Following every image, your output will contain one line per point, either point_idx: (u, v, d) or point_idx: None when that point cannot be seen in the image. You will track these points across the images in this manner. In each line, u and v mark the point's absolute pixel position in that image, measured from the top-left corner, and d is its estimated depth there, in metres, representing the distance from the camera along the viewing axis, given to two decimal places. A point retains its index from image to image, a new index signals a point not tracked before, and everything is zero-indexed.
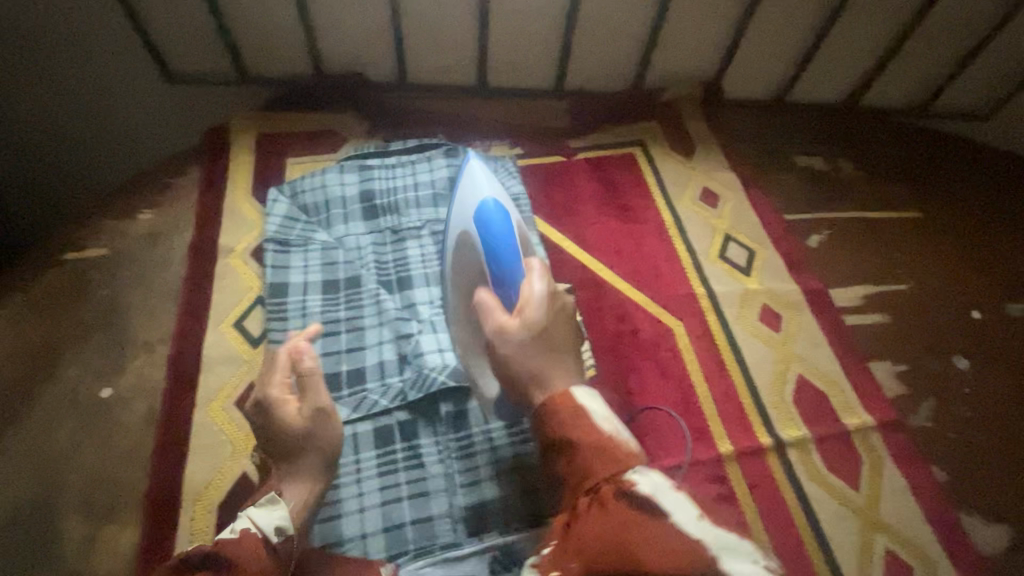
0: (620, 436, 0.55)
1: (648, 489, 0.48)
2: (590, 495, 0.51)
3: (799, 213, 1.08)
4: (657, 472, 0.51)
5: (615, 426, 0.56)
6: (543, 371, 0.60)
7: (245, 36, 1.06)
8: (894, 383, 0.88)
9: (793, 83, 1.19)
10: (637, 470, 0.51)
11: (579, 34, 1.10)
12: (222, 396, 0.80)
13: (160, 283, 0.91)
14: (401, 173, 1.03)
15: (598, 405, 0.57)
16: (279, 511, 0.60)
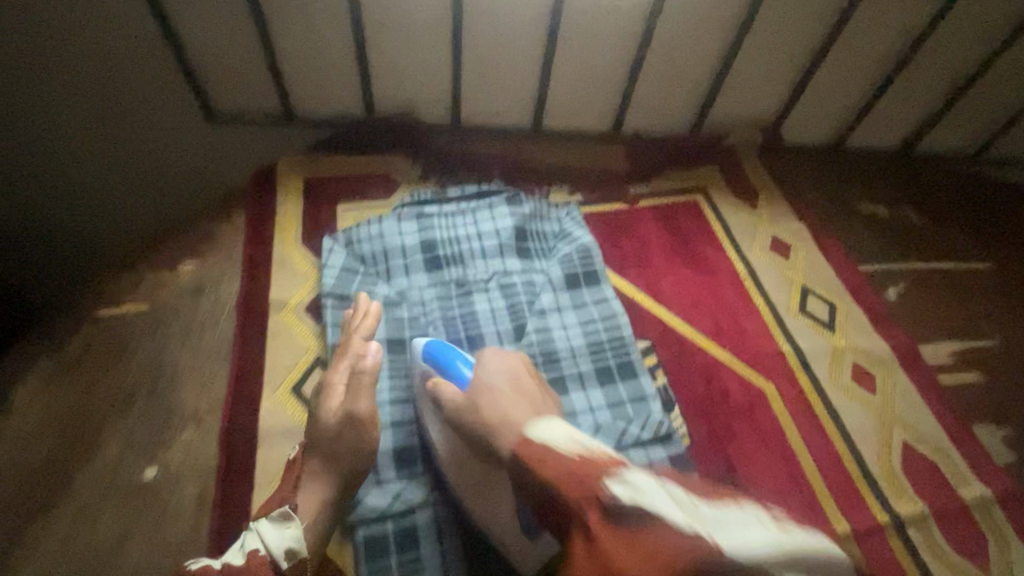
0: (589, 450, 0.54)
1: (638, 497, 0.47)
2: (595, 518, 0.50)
3: (873, 264, 1.04)
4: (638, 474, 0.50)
5: (580, 443, 0.55)
6: (505, 411, 0.63)
7: (296, 77, 1.01)
8: (1003, 450, 0.83)
9: (850, 131, 1.17)
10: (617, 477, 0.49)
11: (643, 79, 1.06)
12: (284, 474, 0.72)
13: (206, 342, 0.83)
14: (462, 222, 0.97)
15: (557, 432, 0.57)
16: (290, 531, 0.63)
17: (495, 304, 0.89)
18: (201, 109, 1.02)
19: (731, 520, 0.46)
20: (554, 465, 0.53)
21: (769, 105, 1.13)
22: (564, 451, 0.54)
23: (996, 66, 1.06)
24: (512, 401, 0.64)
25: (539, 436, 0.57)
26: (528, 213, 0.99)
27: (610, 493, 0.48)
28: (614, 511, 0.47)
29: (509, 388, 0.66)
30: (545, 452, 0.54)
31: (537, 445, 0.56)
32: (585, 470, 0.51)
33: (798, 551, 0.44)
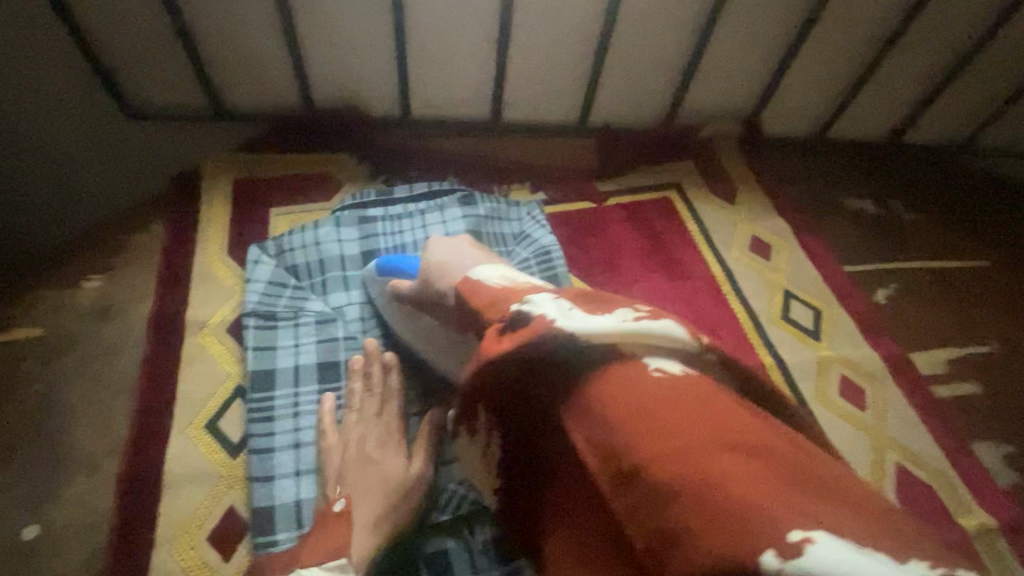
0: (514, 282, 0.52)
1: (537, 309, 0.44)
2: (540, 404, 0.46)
3: (860, 265, 0.96)
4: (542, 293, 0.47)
5: (506, 278, 0.54)
6: (446, 268, 0.61)
7: (220, 66, 0.90)
8: (1005, 470, 0.76)
9: (834, 120, 1.09)
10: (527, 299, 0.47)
11: (609, 66, 0.97)
12: (192, 528, 0.62)
13: (111, 373, 0.73)
14: (409, 227, 0.87)
15: (490, 271, 0.56)
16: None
17: None
18: (114, 101, 0.90)
19: (601, 314, 0.43)
20: (481, 292, 0.53)
21: (748, 93, 1.04)
22: (491, 283, 0.53)
23: (987, 48, 0.98)
24: (448, 257, 0.63)
25: (475, 274, 0.56)
26: (483, 215, 0.89)
27: (512, 313, 0.46)
28: (513, 322, 0.45)
29: (451, 251, 0.63)
30: (475, 283, 0.54)
31: (472, 279, 0.55)
32: (506, 294, 0.50)
33: (648, 336, 0.41)
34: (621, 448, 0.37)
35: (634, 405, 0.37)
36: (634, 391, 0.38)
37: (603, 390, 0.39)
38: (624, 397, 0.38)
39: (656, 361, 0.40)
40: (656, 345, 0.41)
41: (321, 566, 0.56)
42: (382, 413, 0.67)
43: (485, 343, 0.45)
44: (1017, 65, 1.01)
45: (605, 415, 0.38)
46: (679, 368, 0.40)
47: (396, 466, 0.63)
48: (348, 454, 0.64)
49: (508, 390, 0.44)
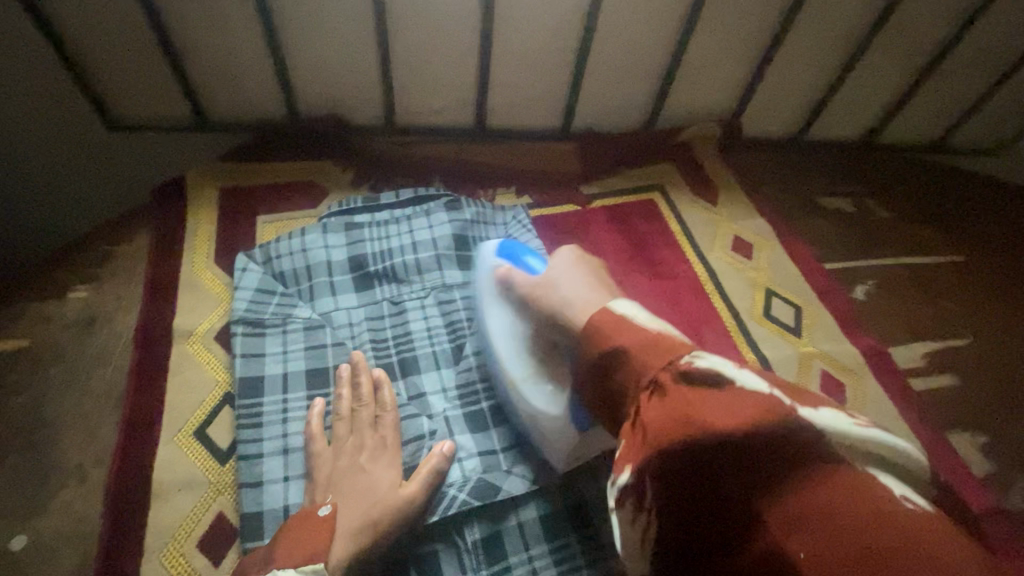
0: (668, 330, 0.50)
1: (710, 367, 0.44)
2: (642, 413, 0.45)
3: (838, 262, 0.98)
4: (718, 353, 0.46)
5: (661, 325, 0.51)
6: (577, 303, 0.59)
7: (206, 77, 0.91)
8: (980, 459, 0.78)
9: (810, 122, 1.11)
10: (697, 353, 0.46)
11: (590, 72, 0.99)
12: (181, 535, 0.63)
13: (97, 383, 0.73)
14: (396, 232, 0.88)
15: (637, 310, 0.53)
16: None
17: (432, 321, 0.81)
18: (96, 115, 0.91)
19: (828, 413, 0.40)
20: (633, 332, 0.49)
21: (726, 97, 1.06)
22: (645, 323, 0.50)
23: (959, 49, 1.01)
24: (579, 278, 0.63)
25: (621, 310, 0.52)
26: (468, 219, 0.90)
27: (692, 365, 0.44)
28: (704, 378, 0.43)
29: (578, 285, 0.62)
30: (623, 320, 0.51)
31: (616, 313, 0.52)
32: (662, 342, 0.47)
33: (871, 446, 0.39)
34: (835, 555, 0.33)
35: (864, 515, 0.34)
36: (852, 502, 0.35)
37: (809, 489, 0.36)
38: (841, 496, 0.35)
39: (878, 474, 0.37)
40: (880, 457, 0.38)
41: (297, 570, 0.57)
42: (376, 425, 0.69)
43: (666, 400, 0.43)
44: (983, 67, 1.04)
45: (816, 522, 0.34)
46: (921, 499, 0.37)
47: (387, 479, 0.64)
48: (339, 463, 0.65)
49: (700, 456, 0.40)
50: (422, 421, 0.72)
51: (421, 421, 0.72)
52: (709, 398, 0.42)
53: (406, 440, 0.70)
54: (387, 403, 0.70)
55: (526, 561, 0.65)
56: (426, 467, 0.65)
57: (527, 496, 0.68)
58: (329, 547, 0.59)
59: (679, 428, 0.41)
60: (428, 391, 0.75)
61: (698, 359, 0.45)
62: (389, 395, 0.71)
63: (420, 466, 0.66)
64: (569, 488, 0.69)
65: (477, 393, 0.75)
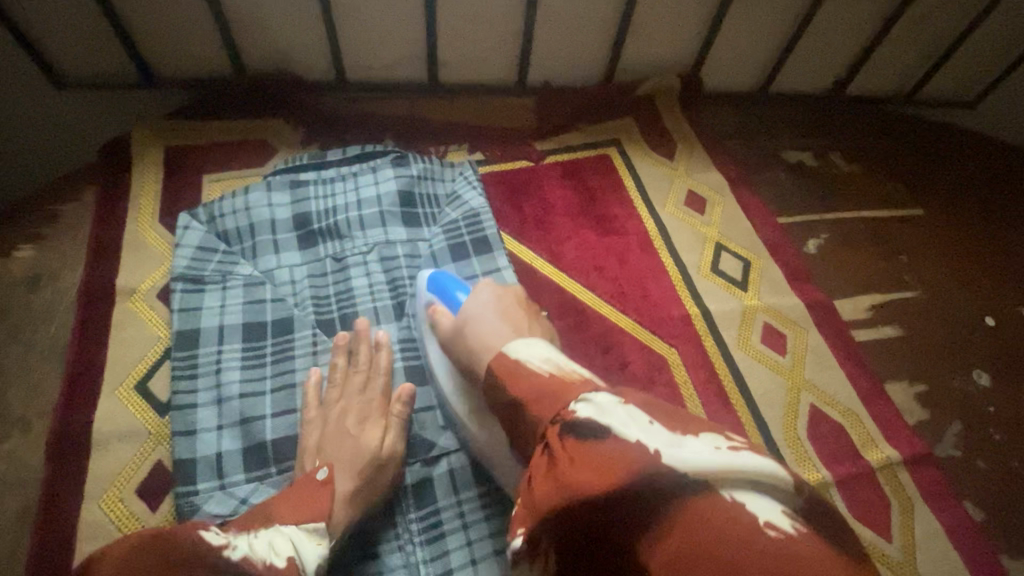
0: (563, 370, 0.53)
1: (592, 413, 0.46)
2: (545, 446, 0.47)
3: (794, 215, 0.97)
4: (602, 394, 0.48)
5: (556, 363, 0.54)
6: (488, 339, 0.61)
7: (144, 31, 0.89)
8: (915, 409, 0.79)
9: (774, 75, 1.08)
10: (582, 398, 0.48)
11: (541, 22, 0.95)
12: (120, 483, 0.65)
13: (41, 338, 0.74)
14: (342, 189, 0.87)
15: (536, 350, 0.56)
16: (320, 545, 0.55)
17: (374, 278, 0.81)
18: (43, 73, 0.88)
19: (688, 441, 0.43)
20: (527, 381, 0.53)
21: (686, 48, 1.03)
22: (536, 368, 0.53)
23: None
24: (495, 322, 0.62)
25: (515, 352, 0.56)
26: (415, 175, 0.89)
27: (573, 413, 0.47)
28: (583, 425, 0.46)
29: (494, 323, 0.62)
30: (517, 366, 0.54)
31: (511, 358, 0.56)
32: (559, 388, 0.51)
33: (749, 473, 0.40)
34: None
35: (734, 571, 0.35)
36: (712, 528, 0.37)
37: (688, 544, 0.37)
38: (714, 552, 0.36)
39: (749, 497, 0.39)
40: (761, 484, 0.39)
41: (298, 525, 0.55)
42: (366, 388, 0.69)
43: (545, 468, 0.45)
44: (953, 12, 1.00)
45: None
46: (784, 517, 0.38)
47: (372, 440, 0.65)
48: (326, 429, 0.66)
49: (577, 509, 0.41)
50: None
51: None
52: (594, 453, 0.43)
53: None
54: (381, 366, 0.71)
55: (455, 504, 0.67)
56: (397, 417, 0.68)
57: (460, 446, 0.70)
58: (330, 508, 0.58)
59: (557, 491, 0.43)
60: None
61: (583, 405, 0.47)
62: (385, 358, 0.72)
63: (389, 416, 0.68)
64: None
65: (416, 347, 0.76)
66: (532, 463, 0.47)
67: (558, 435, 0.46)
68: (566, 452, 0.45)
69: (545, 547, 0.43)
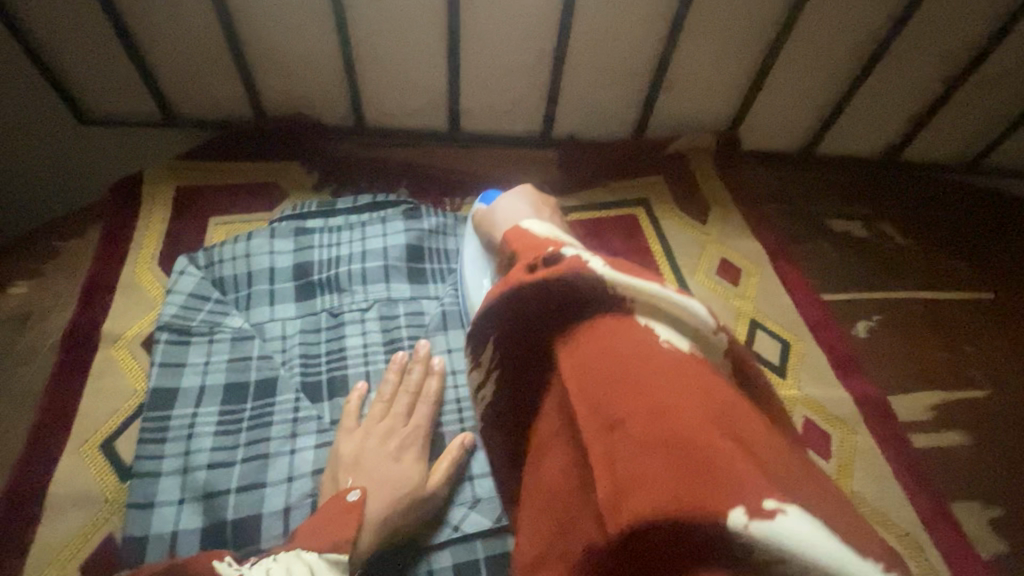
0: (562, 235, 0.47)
1: (570, 250, 0.42)
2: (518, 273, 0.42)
3: (841, 293, 0.87)
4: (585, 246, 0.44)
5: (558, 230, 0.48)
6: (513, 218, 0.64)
7: (167, 72, 0.88)
8: (989, 537, 0.66)
9: (820, 137, 1.00)
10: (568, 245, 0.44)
11: (570, 74, 0.91)
12: (66, 556, 0.59)
13: (15, 384, 0.70)
14: (347, 239, 0.83)
15: (545, 224, 0.50)
16: None
17: (371, 337, 0.75)
18: (65, 106, 0.88)
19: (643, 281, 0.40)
20: (528, 232, 0.47)
21: (724, 105, 0.97)
22: (538, 229, 0.47)
23: (992, 59, 0.89)
24: (518, 208, 0.66)
25: (527, 224, 0.49)
26: (426, 230, 0.85)
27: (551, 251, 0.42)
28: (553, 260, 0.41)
29: (521, 209, 0.65)
30: (523, 225, 0.48)
31: (521, 224, 0.49)
32: (551, 240, 0.45)
33: (676, 312, 0.40)
34: (603, 401, 0.36)
35: (619, 359, 0.37)
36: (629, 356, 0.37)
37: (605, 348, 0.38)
38: (617, 356, 0.37)
39: (660, 328, 0.39)
40: (681, 324, 0.39)
41: (321, 554, 0.50)
42: (410, 417, 0.66)
43: (512, 277, 0.42)
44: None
45: (597, 362, 0.37)
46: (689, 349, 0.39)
47: (413, 472, 0.61)
48: (367, 447, 0.61)
49: (541, 303, 0.40)
50: None
51: None
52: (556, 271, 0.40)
53: (302, 473, 0.63)
54: (430, 395, 0.68)
55: None
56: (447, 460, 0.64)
57: (443, 546, 0.61)
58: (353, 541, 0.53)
59: (509, 287, 0.41)
60: None
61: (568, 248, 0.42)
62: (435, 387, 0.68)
63: (440, 459, 0.64)
64: (492, 540, 0.62)
65: None
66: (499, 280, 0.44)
67: (531, 260, 0.42)
68: (531, 271, 0.41)
69: (489, 353, 0.44)
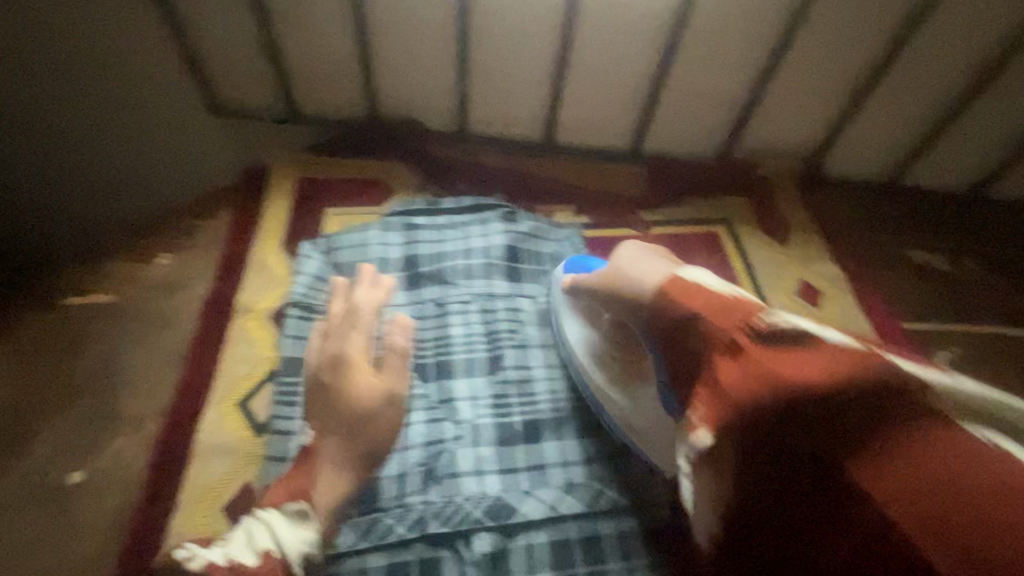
0: (744, 294, 0.54)
1: (785, 322, 0.49)
2: (731, 348, 0.49)
3: (922, 322, 0.91)
4: (788, 313, 0.51)
5: (735, 290, 0.55)
6: (645, 269, 0.62)
7: (298, 73, 0.97)
8: None
9: (905, 168, 1.02)
10: (769, 312, 0.51)
11: (666, 95, 0.96)
12: (210, 497, 0.67)
13: (164, 343, 0.79)
14: (452, 236, 0.90)
15: (713, 281, 0.57)
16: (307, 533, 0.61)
17: (473, 328, 0.81)
18: (201, 96, 0.98)
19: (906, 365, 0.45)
20: (708, 297, 0.54)
21: (812, 132, 1.00)
22: (715, 287, 0.55)
23: None
24: (643, 258, 0.64)
25: (692, 276, 0.58)
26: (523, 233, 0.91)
27: (764, 323, 0.50)
28: (779, 335, 0.48)
29: (653, 260, 0.63)
30: (697, 286, 0.56)
31: (687, 281, 0.57)
32: (739, 303, 0.52)
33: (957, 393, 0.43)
34: (931, 512, 0.36)
35: (944, 467, 0.37)
36: (953, 465, 0.37)
37: (917, 456, 0.38)
38: (947, 478, 0.37)
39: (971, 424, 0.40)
40: (975, 409, 0.42)
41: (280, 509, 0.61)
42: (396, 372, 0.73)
43: (739, 360, 0.48)
44: None
45: (907, 469, 0.38)
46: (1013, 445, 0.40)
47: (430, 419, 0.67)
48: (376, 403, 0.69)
49: (790, 391, 0.44)
50: (447, 426, 0.72)
51: (446, 426, 0.72)
52: (791, 355, 0.46)
53: (413, 443, 0.71)
54: None
55: None
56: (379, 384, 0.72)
57: (540, 521, 0.67)
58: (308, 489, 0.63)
59: (755, 379, 0.46)
60: (458, 397, 0.75)
61: (773, 317, 0.50)
62: None
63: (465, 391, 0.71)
64: (586, 520, 0.67)
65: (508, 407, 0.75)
66: (715, 364, 0.50)
67: (747, 335, 0.49)
68: (755, 350, 0.48)
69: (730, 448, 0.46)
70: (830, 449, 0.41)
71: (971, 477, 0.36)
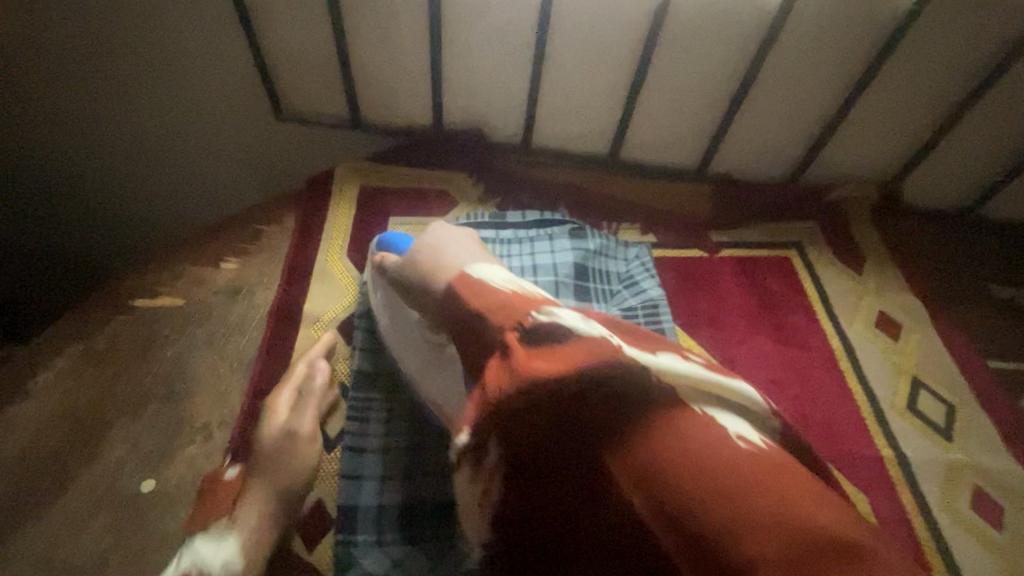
0: (527, 291, 0.49)
1: (569, 322, 0.43)
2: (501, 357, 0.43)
3: (1009, 361, 0.87)
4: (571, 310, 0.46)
5: (517, 285, 0.50)
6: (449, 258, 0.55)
7: (366, 81, 0.95)
8: None
9: (987, 198, 0.99)
10: (545, 310, 0.45)
11: (743, 116, 0.93)
12: None
13: (233, 350, 0.79)
14: (519, 252, 0.89)
15: (500, 275, 0.51)
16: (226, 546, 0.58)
17: None
18: (269, 102, 0.97)
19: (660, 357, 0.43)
20: (488, 296, 0.48)
21: (891, 158, 0.97)
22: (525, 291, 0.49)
23: None
24: (462, 244, 0.57)
25: (479, 274, 0.51)
26: (591, 251, 0.89)
27: (535, 321, 0.43)
28: (543, 337, 0.42)
29: (460, 246, 0.56)
30: (482, 284, 0.49)
31: (472, 279, 0.51)
32: (519, 302, 0.46)
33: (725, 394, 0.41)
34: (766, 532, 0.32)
35: (727, 472, 0.34)
36: (704, 464, 0.35)
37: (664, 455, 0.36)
38: (684, 452, 0.36)
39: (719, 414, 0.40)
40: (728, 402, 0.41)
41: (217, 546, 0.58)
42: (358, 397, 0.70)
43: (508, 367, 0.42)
44: None
45: (679, 468, 0.35)
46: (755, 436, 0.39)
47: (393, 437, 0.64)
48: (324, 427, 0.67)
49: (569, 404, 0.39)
50: None
51: None
52: (560, 353, 0.41)
53: None
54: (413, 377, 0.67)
55: None
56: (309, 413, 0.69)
57: None
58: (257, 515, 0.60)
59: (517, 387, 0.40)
60: None
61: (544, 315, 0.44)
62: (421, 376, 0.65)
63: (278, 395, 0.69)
64: None
65: None
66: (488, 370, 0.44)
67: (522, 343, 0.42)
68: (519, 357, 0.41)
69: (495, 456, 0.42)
70: (555, 446, 0.40)
71: (787, 503, 0.33)
